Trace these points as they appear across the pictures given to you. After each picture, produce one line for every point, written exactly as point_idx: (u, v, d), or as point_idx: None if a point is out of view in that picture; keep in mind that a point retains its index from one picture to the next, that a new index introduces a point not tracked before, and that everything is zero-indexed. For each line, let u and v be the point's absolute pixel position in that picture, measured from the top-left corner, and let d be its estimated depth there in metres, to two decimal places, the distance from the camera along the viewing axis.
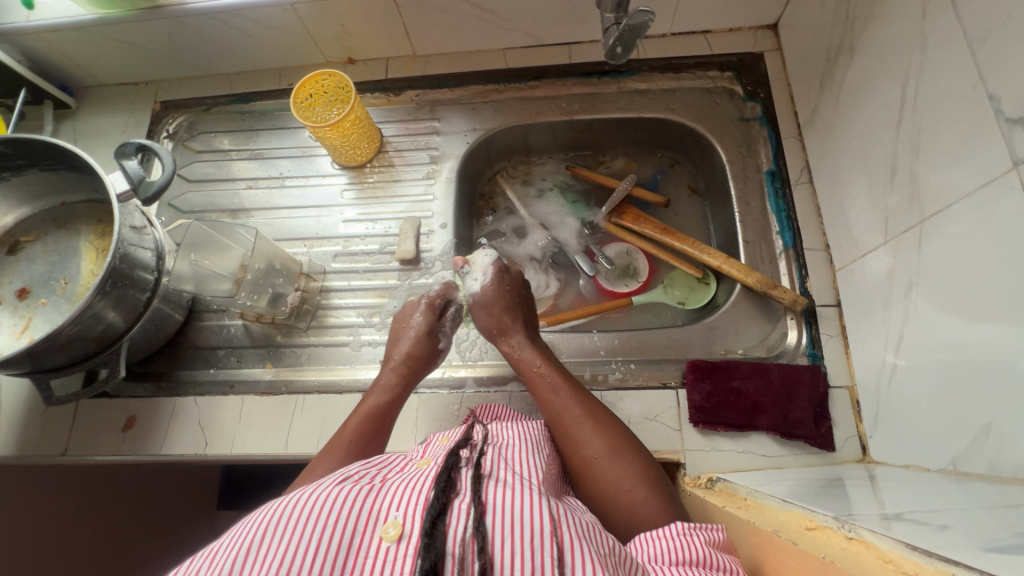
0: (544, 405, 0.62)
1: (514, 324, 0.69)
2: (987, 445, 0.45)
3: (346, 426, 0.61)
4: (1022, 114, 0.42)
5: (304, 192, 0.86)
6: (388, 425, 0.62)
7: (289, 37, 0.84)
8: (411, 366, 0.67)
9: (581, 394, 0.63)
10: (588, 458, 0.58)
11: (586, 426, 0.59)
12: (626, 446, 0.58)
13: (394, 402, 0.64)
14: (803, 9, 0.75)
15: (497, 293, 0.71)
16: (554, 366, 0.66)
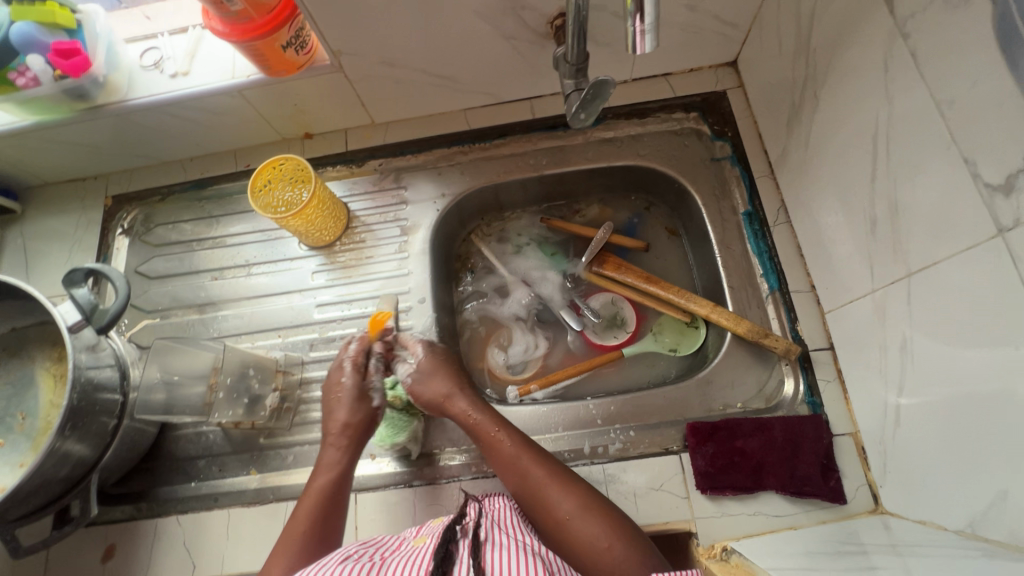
0: (504, 468, 0.61)
1: (455, 389, 0.67)
2: (1004, 512, 0.44)
3: (299, 517, 0.58)
4: (1001, 181, 0.41)
5: (273, 278, 0.83)
6: (340, 510, 0.60)
7: (242, 121, 0.81)
8: (353, 439, 0.64)
9: (536, 451, 0.61)
10: (557, 517, 0.57)
11: (548, 486, 0.58)
12: (590, 501, 0.57)
13: (342, 480, 0.62)
14: (762, 50, 0.74)
15: (422, 375, 0.68)
16: (504, 425, 0.64)
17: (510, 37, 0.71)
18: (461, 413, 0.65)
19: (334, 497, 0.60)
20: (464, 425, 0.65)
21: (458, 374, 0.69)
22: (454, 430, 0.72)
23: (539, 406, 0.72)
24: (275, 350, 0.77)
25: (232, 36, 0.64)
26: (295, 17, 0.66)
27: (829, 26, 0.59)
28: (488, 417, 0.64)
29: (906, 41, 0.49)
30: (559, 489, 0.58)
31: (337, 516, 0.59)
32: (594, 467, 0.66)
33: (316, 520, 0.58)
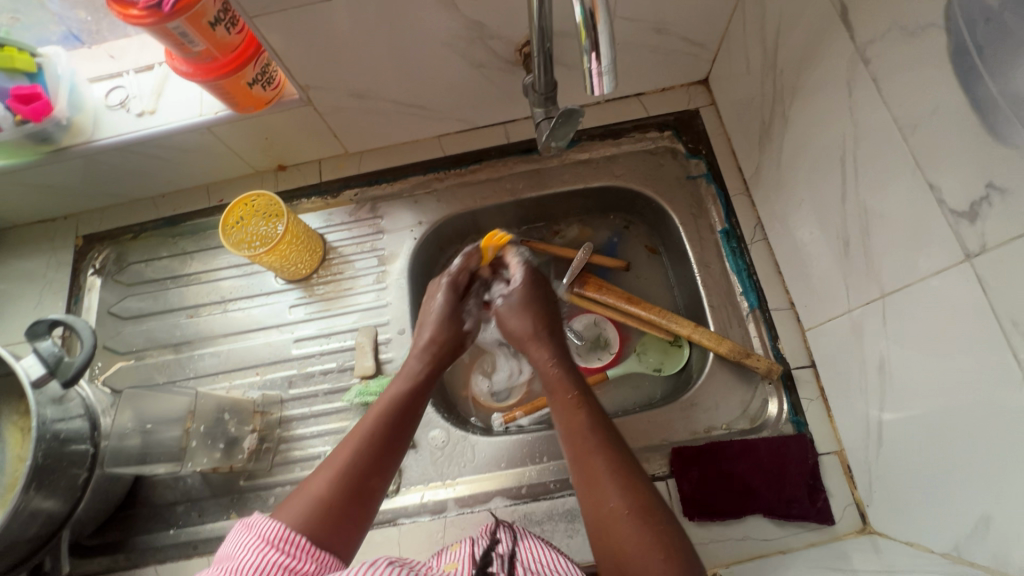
0: (570, 438, 0.57)
1: (545, 330, 0.68)
2: (988, 537, 0.44)
3: (356, 432, 0.57)
4: (966, 208, 0.41)
5: (250, 314, 0.81)
6: (406, 431, 0.59)
7: (213, 156, 0.80)
8: (447, 343, 0.68)
9: (611, 435, 0.56)
10: (606, 513, 0.50)
11: (610, 475, 0.52)
12: (651, 509, 0.50)
13: (423, 392, 0.63)
14: (731, 70, 0.75)
15: (513, 305, 0.70)
16: (584, 399, 0.60)
17: (479, 65, 0.71)
18: (545, 363, 0.65)
19: (400, 422, 0.59)
20: (545, 376, 0.64)
21: (548, 324, 0.69)
22: (436, 463, 0.70)
23: (523, 435, 0.71)
24: (251, 390, 0.76)
25: (196, 75, 0.64)
26: (260, 54, 0.65)
27: (793, 48, 0.60)
28: (572, 388, 0.61)
29: (868, 66, 0.49)
30: (621, 486, 0.51)
31: (401, 437, 0.59)
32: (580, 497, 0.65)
33: (369, 437, 0.56)
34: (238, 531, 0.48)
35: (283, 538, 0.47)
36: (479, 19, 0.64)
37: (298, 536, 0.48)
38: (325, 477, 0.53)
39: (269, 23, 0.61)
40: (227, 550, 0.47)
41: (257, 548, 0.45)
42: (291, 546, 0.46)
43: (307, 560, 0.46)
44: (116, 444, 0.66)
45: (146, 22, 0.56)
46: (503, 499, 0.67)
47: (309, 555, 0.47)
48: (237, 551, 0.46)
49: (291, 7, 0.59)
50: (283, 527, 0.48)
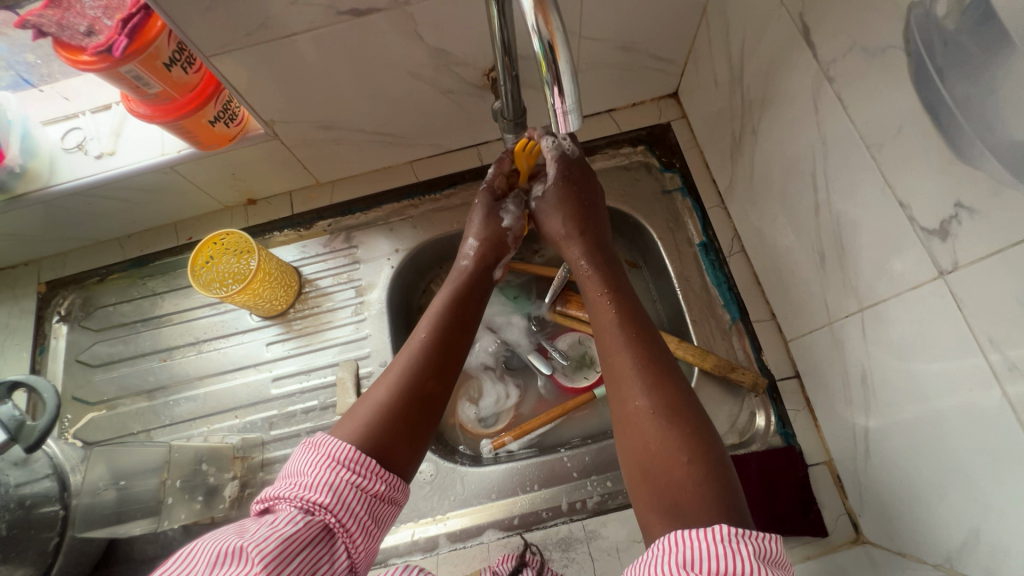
0: (604, 339, 0.56)
1: (588, 235, 0.67)
2: (980, 550, 0.43)
3: (409, 347, 0.58)
4: (937, 225, 0.42)
5: (225, 354, 0.79)
6: (461, 345, 0.60)
7: (180, 194, 0.78)
8: (487, 258, 0.68)
9: (648, 337, 0.55)
10: (632, 413, 0.49)
11: (638, 376, 0.51)
12: (684, 412, 0.48)
13: (472, 304, 0.64)
14: (700, 85, 0.75)
15: (547, 209, 0.69)
16: (619, 301, 0.59)
17: (448, 91, 0.70)
18: (581, 268, 0.65)
19: (451, 336, 0.59)
20: (581, 281, 0.64)
21: (592, 229, 0.68)
22: (426, 498, 0.69)
23: (512, 464, 0.70)
24: (230, 436, 0.73)
25: (155, 117, 0.62)
26: (220, 92, 0.64)
27: (758, 64, 0.60)
28: (607, 290, 0.60)
29: (832, 84, 0.50)
30: (648, 385, 0.50)
31: (456, 347, 0.59)
32: (573, 524, 0.65)
33: (421, 352, 0.57)
34: (304, 449, 0.48)
35: (353, 459, 0.46)
36: (444, 47, 0.63)
37: (366, 457, 0.47)
38: (382, 390, 0.54)
39: (229, 61, 0.59)
40: (296, 465, 0.47)
41: (328, 468, 0.45)
42: (361, 467, 0.46)
43: (377, 480, 0.47)
44: (91, 500, 0.63)
45: (98, 68, 0.55)
46: (496, 531, 0.66)
47: (379, 476, 0.47)
48: (309, 468, 0.46)
49: (251, 45, 0.57)
50: (351, 448, 0.47)
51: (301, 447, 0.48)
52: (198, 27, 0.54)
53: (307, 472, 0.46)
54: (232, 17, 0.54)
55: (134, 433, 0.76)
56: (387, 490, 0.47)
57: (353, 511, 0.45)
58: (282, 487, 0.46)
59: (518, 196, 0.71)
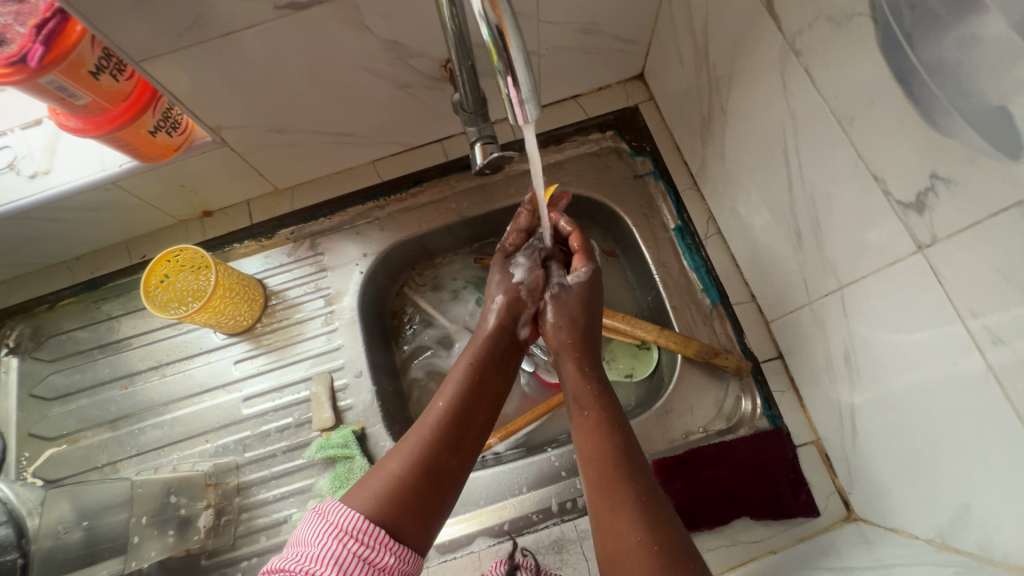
0: (595, 465, 0.54)
1: (585, 335, 0.65)
2: (971, 524, 0.43)
3: (425, 420, 0.57)
4: (913, 198, 0.40)
5: (190, 377, 0.75)
6: (480, 418, 0.59)
7: (128, 211, 0.74)
8: (504, 319, 0.65)
9: (640, 462, 0.54)
10: (624, 550, 0.48)
11: (634, 507, 0.50)
12: (677, 545, 0.47)
13: (493, 372, 0.62)
14: (665, 65, 0.73)
15: (567, 304, 0.66)
16: (611, 422, 0.57)
17: (404, 85, 0.67)
18: (569, 374, 0.63)
19: (467, 411, 0.58)
20: (567, 391, 0.62)
21: (589, 336, 0.65)
22: None
23: (498, 468, 0.68)
24: (202, 462, 0.70)
25: (86, 130, 0.58)
26: (158, 99, 0.60)
27: (722, 40, 0.58)
28: (599, 405, 0.59)
29: (800, 58, 0.48)
30: (646, 518, 0.49)
31: (473, 421, 0.58)
32: (565, 525, 0.63)
33: (438, 424, 0.56)
34: (310, 519, 0.48)
35: (360, 529, 0.46)
36: (396, 38, 0.60)
37: (374, 526, 0.47)
38: (394, 462, 0.52)
39: (162, 66, 0.55)
40: (302, 536, 0.46)
41: (334, 538, 0.45)
42: (367, 537, 0.46)
43: (386, 552, 0.46)
44: (54, 542, 0.60)
45: (15, 81, 0.51)
46: (487, 538, 0.64)
47: (389, 548, 0.46)
48: (314, 539, 0.45)
49: (185, 46, 0.53)
50: (359, 517, 0.47)
51: (304, 521, 0.48)
52: (123, 30, 0.50)
53: (315, 546, 0.45)
54: (160, 17, 0.50)
55: (100, 465, 0.72)
56: (397, 563, 0.46)
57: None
58: (285, 558, 0.45)
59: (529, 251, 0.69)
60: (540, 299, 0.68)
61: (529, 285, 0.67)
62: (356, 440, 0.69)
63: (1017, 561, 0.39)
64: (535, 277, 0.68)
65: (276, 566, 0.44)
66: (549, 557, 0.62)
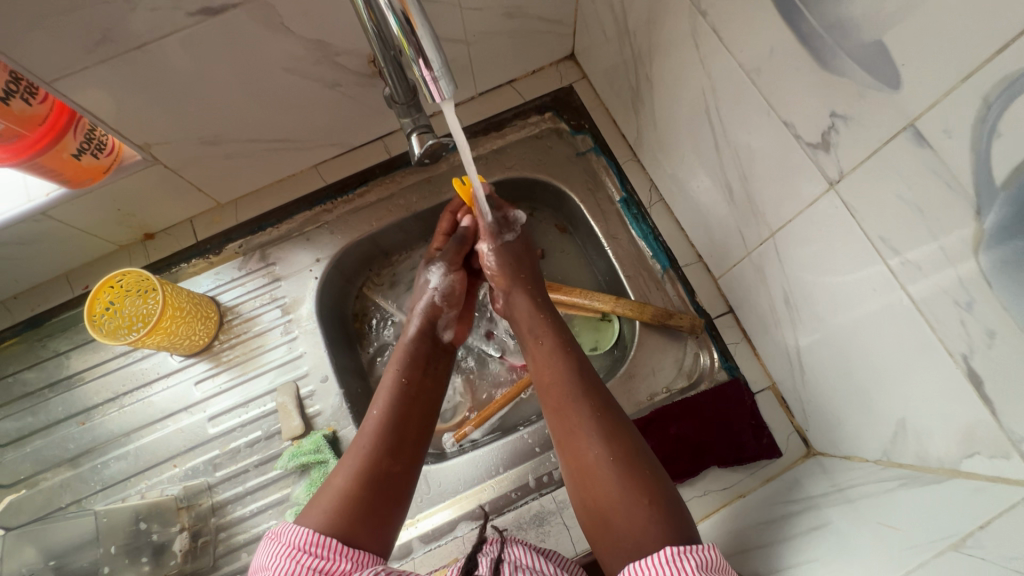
0: (551, 386, 0.56)
1: (528, 275, 0.67)
2: (909, 438, 0.46)
3: (362, 433, 0.56)
4: (819, 138, 0.43)
5: (150, 403, 0.73)
6: (417, 420, 0.59)
7: (63, 241, 0.71)
8: (423, 325, 0.67)
9: (596, 384, 0.55)
10: (589, 467, 0.49)
11: (593, 427, 0.51)
12: (633, 450, 0.49)
13: (423, 373, 0.63)
14: (591, 41, 0.75)
15: (504, 250, 0.68)
16: (563, 345, 0.59)
17: (335, 84, 0.67)
18: (518, 307, 0.64)
19: (405, 415, 0.58)
20: (521, 325, 0.63)
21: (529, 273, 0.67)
22: None
23: (473, 453, 0.69)
24: (172, 487, 0.68)
25: (3, 159, 0.56)
26: (77, 121, 0.59)
27: (639, 12, 0.60)
28: (550, 334, 0.60)
29: (707, 20, 0.51)
30: (603, 433, 0.50)
31: (409, 421, 0.58)
32: (544, 498, 0.64)
33: (377, 432, 0.56)
34: (265, 544, 0.46)
35: (314, 543, 0.45)
36: (319, 37, 0.60)
37: (328, 538, 0.45)
38: (338, 478, 0.52)
39: (76, 86, 0.53)
40: (257, 564, 0.45)
41: (288, 557, 0.43)
42: (321, 549, 0.44)
43: (343, 559, 0.44)
44: None
45: None
46: (469, 522, 0.65)
47: (345, 555, 0.45)
48: (268, 563, 0.43)
49: (97, 63, 0.52)
50: (311, 532, 0.45)
51: (257, 549, 0.45)
52: (28, 50, 0.48)
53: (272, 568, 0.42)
54: (69, 33, 0.48)
55: (64, 506, 0.69)
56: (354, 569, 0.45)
57: None
58: None
59: (445, 255, 0.71)
60: (456, 303, 0.70)
61: (444, 290, 0.70)
62: (329, 444, 0.68)
63: (950, 464, 0.42)
64: (449, 282, 0.70)
65: None
66: (531, 531, 0.62)
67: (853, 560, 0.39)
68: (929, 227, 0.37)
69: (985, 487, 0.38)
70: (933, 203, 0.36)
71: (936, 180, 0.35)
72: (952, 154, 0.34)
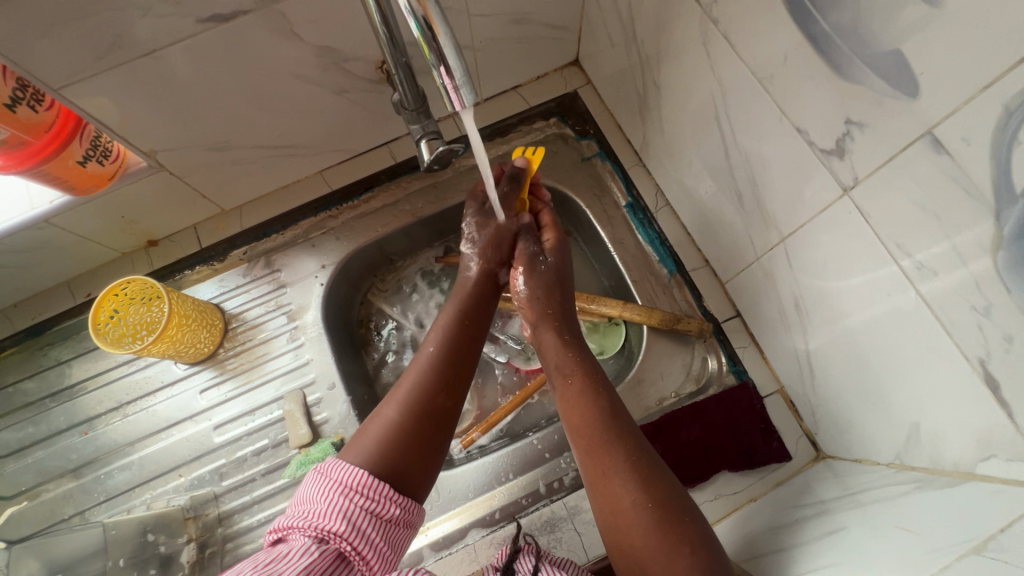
0: (581, 425, 0.54)
1: (556, 304, 0.65)
2: (923, 442, 0.46)
3: (416, 369, 0.56)
4: (833, 145, 0.43)
5: (153, 413, 0.72)
6: (472, 360, 0.59)
7: (65, 248, 0.70)
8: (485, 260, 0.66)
9: (627, 424, 0.54)
10: (623, 511, 0.49)
11: (628, 470, 0.50)
12: (671, 496, 0.49)
13: (480, 316, 0.63)
14: (597, 47, 0.75)
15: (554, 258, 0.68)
16: (592, 383, 0.57)
17: (343, 91, 0.66)
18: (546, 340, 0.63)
19: (460, 356, 0.58)
20: (547, 360, 0.62)
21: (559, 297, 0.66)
22: None
23: (482, 460, 0.69)
24: (177, 497, 0.67)
25: (6, 167, 0.56)
26: (83, 128, 0.59)
27: (647, 19, 0.61)
28: (579, 369, 0.59)
29: (718, 27, 0.51)
30: (638, 478, 0.50)
31: (466, 363, 0.58)
32: (555, 504, 0.64)
33: (432, 368, 0.56)
34: (315, 475, 0.48)
35: (365, 485, 0.46)
36: (328, 44, 0.59)
37: (381, 481, 0.47)
38: (392, 409, 0.53)
39: (83, 92, 0.53)
40: (307, 493, 0.47)
41: (340, 495, 0.45)
42: (372, 491, 0.46)
43: (391, 504, 0.46)
44: None
45: None
46: (480, 530, 0.64)
47: (395, 500, 0.47)
48: (320, 496, 0.45)
49: (106, 70, 0.51)
50: (364, 473, 0.47)
51: (307, 477, 0.47)
52: (34, 57, 0.48)
53: (324, 501, 0.45)
54: (76, 40, 0.48)
55: (66, 518, 0.68)
56: (402, 513, 0.47)
57: (368, 539, 0.44)
58: (293, 513, 0.46)
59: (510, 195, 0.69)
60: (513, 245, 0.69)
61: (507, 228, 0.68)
62: (336, 451, 0.68)
63: (964, 467, 0.42)
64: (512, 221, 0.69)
65: (289, 523, 0.44)
66: (542, 538, 0.62)
67: (873, 564, 0.39)
68: (946, 232, 0.37)
69: (1002, 490, 0.38)
70: (950, 210, 0.36)
71: (954, 186, 0.35)
72: (969, 161, 0.34)
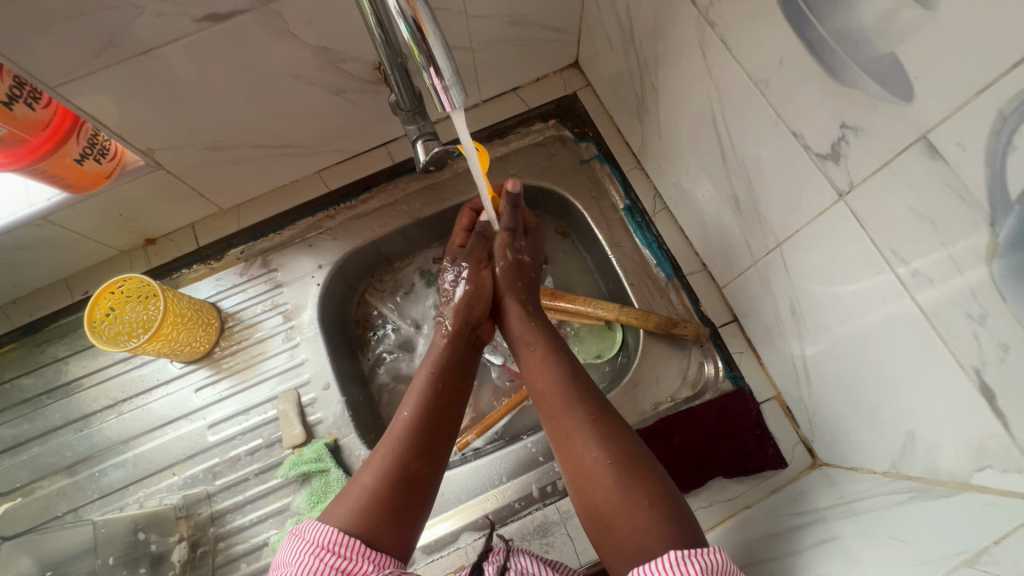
0: (544, 392, 0.56)
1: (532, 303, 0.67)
2: (918, 451, 0.45)
3: (391, 433, 0.55)
4: (828, 149, 0.43)
5: (148, 411, 0.72)
6: (449, 419, 0.58)
7: (63, 246, 0.70)
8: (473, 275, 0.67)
9: (587, 386, 0.56)
10: (586, 469, 0.50)
11: (588, 431, 0.51)
12: (632, 453, 0.50)
13: (458, 376, 0.61)
14: (596, 49, 0.75)
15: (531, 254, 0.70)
16: (555, 352, 0.59)
17: (340, 91, 0.66)
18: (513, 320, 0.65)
19: (436, 415, 0.57)
20: (513, 333, 0.64)
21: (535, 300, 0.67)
22: None
23: (476, 462, 0.68)
24: (169, 495, 0.67)
25: (3, 164, 0.56)
26: (80, 125, 0.59)
27: (645, 22, 0.60)
28: (542, 340, 0.61)
29: (715, 30, 0.51)
30: (598, 436, 0.51)
31: (443, 423, 0.57)
32: (548, 509, 0.63)
33: (406, 433, 0.54)
34: (289, 541, 0.46)
35: (338, 543, 0.45)
36: (324, 43, 0.59)
37: (352, 538, 0.46)
38: (367, 478, 0.51)
39: (80, 90, 0.53)
40: (280, 560, 0.45)
41: (312, 554, 0.43)
42: (346, 551, 0.44)
43: (364, 561, 0.45)
44: None
45: None
46: (472, 533, 0.64)
47: (367, 557, 0.45)
48: (291, 559, 0.44)
49: (102, 68, 0.52)
50: (335, 532, 0.46)
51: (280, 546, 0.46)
52: (31, 55, 0.48)
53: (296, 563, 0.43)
54: (72, 38, 0.48)
55: (60, 514, 0.68)
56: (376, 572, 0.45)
57: None
58: None
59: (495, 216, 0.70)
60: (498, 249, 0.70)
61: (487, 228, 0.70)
62: (329, 452, 0.68)
63: (960, 476, 0.42)
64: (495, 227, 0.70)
65: None
66: (534, 542, 0.62)
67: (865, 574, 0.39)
68: (941, 238, 0.37)
69: (996, 501, 0.38)
70: (946, 216, 0.36)
71: (950, 192, 0.35)
72: (965, 167, 0.33)
